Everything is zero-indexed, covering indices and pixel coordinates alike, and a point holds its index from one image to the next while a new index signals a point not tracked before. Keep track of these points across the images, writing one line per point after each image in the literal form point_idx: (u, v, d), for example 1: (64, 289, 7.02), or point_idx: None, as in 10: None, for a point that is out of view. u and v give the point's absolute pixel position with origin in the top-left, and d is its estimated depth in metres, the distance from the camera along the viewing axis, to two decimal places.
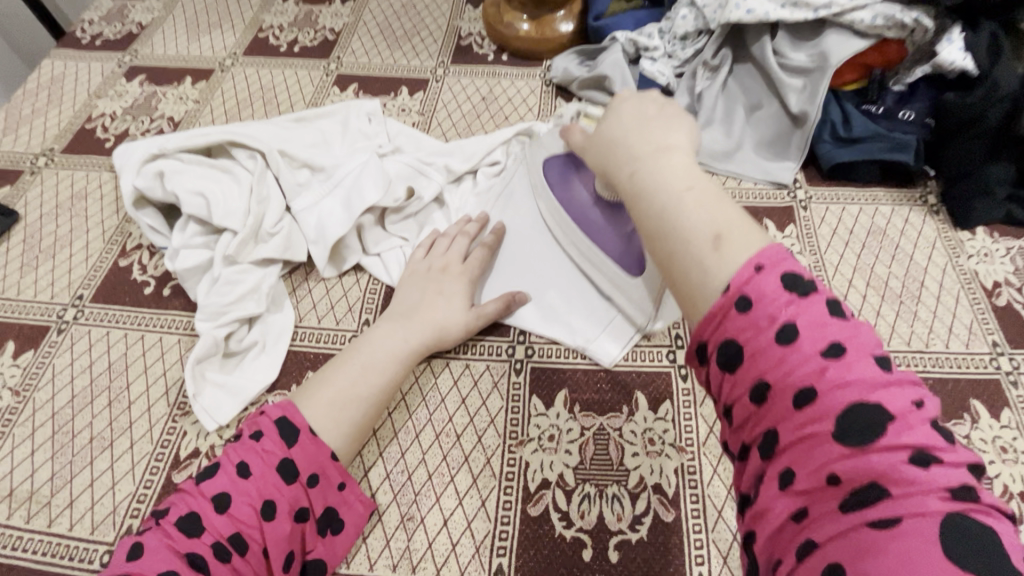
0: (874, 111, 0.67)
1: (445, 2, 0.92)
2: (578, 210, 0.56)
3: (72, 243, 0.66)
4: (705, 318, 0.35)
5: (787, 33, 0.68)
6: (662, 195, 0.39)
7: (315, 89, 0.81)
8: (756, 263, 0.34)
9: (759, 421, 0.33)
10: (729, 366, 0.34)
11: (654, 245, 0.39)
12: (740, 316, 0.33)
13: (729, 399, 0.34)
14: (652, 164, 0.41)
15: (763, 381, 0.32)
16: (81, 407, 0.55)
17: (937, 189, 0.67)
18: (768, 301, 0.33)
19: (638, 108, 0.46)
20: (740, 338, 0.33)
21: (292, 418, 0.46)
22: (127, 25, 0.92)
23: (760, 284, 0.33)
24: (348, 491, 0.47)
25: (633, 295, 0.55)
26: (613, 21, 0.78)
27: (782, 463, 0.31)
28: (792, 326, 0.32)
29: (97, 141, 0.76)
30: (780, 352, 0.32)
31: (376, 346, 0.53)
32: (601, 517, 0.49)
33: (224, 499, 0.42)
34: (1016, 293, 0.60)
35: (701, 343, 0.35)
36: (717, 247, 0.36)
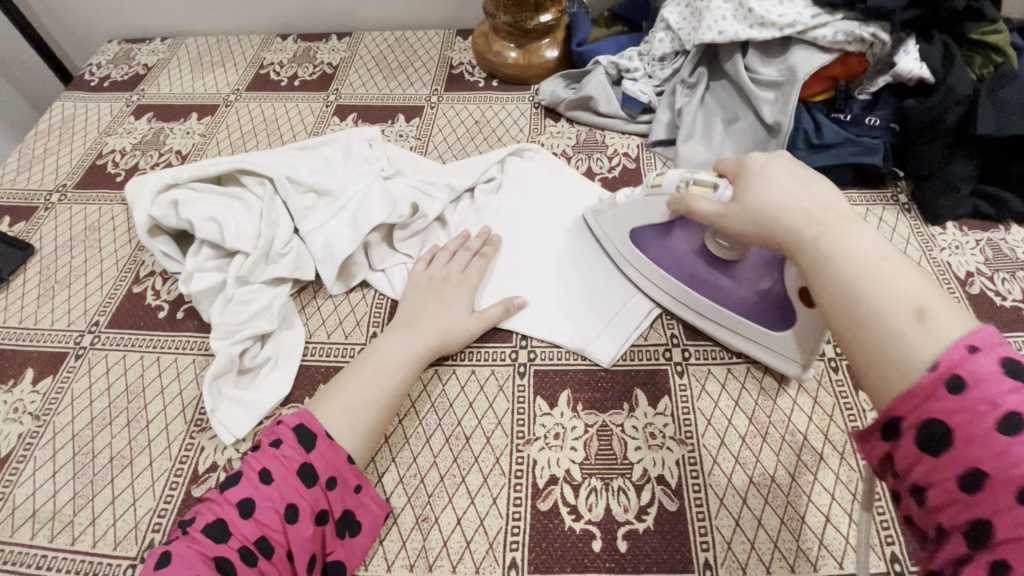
0: (843, 118, 0.71)
1: (436, 36, 0.98)
2: (696, 271, 0.59)
3: (87, 273, 0.69)
4: (902, 394, 0.34)
5: (756, 51, 0.73)
6: (855, 266, 0.39)
7: (316, 120, 0.85)
8: (969, 345, 0.33)
9: (969, 509, 0.30)
10: (931, 446, 0.32)
11: (840, 315, 0.39)
12: (950, 397, 0.31)
13: (924, 481, 0.33)
14: (838, 234, 0.42)
15: (978, 469, 0.30)
16: (101, 428, 0.56)
17: (907, 189, 0.71)
18: (989, 384, 0.31)
19: (785, 175, 0.47)
20: (950, 418, 0.31)
21: (309, 425, 0.49)
22: (133, 67, 0.96)
23: (975, 366, 0.31)
24: (364, 492, 0.49)
25: (776, 345, 0.56)
26: (595, 46, 0.84)
27: (993, 555, 0.29)
28: (1016, 416, 0.30)
29: (108, 176, 0.79)
30: (1003, 441, 0.30)
31: (385, 354, 0.55)
32: (608, 509, 0.51)
33: (248, 504, 0.45)
34: (988, 281, 0.64)
35: (892, 417, 0.34)
36: (922, 322, 0.35)
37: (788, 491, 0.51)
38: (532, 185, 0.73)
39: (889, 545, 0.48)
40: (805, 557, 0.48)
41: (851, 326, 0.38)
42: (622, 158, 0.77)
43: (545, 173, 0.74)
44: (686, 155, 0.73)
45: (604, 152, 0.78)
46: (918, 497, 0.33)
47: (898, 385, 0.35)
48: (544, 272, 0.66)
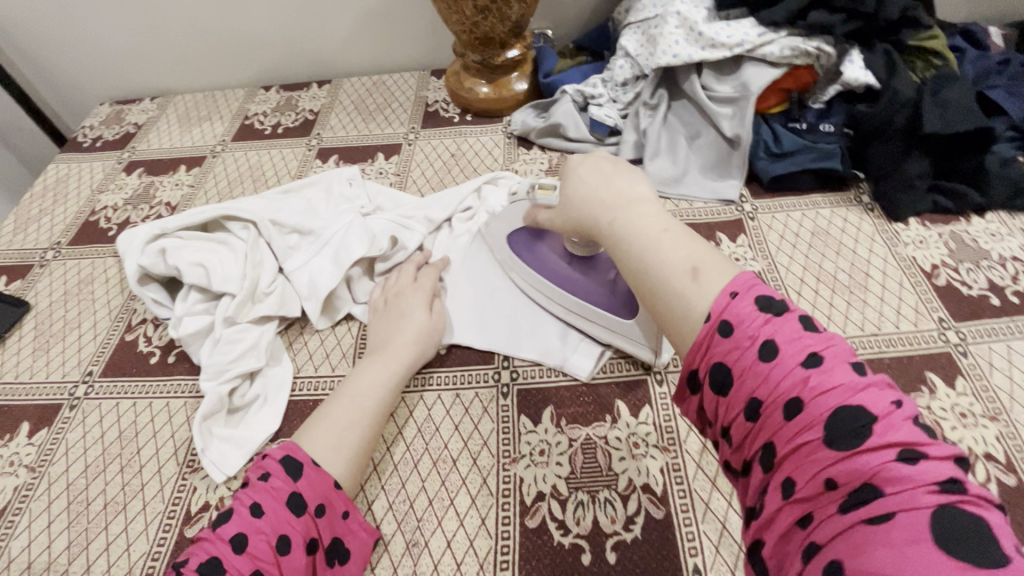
0: (799, 127, 0.74)
1: (411, 77, 1.02)
2: (556, 276, 0.63)
3: (81, 325, 0.71)
4: (693, 346, 0.39)
5: (711, 71, 0.76)
6: (641, 236, 0.46)
7: (299, 163, 0.89)
8: (731, 291, 0.38)
9: (759, 436, 0.35)
10: (721, 389, 0.37)
11: (642, 286, 0.45)
12: (724, 339, 0.37)
13: (728, 422, 0.37)
14: (628, 216, 0.48)
15: (755, 398, 0.35)
16: (95, 475, 0.57)
17: (869, 190, 0.74)
18: (746, 323, 0.36)
19: (597, 165, 0.54)
20: (727, 359, 0.36)
21: (294, 455, 0.49)
22: (125, 126, 1.01)
23: (737, 308, 0.37)
24: (352, 518, 0.50)
25: (633, 336, 0.59)
26: (561, 76, 0.88)
27: (780, 473, 0.33)
28: (772, 343, 0.35)
29: (101, 230, 0.82)
30: (765, 369, 0.35)
31: (363, 381, 0.57)
32: (596, 521, 0.51)
33: (241, 539, 0.44)
34: (953, 272, 0.65)
35: (693, 370, 0.39)
36: (696, 279, 0.41)
37: None
38: None
39: None
40: None
41: (655, 297, 0.43)
42: None
43: None
44: (654, 173, 0.76)
45: None
46: (726, 438, 0.37)
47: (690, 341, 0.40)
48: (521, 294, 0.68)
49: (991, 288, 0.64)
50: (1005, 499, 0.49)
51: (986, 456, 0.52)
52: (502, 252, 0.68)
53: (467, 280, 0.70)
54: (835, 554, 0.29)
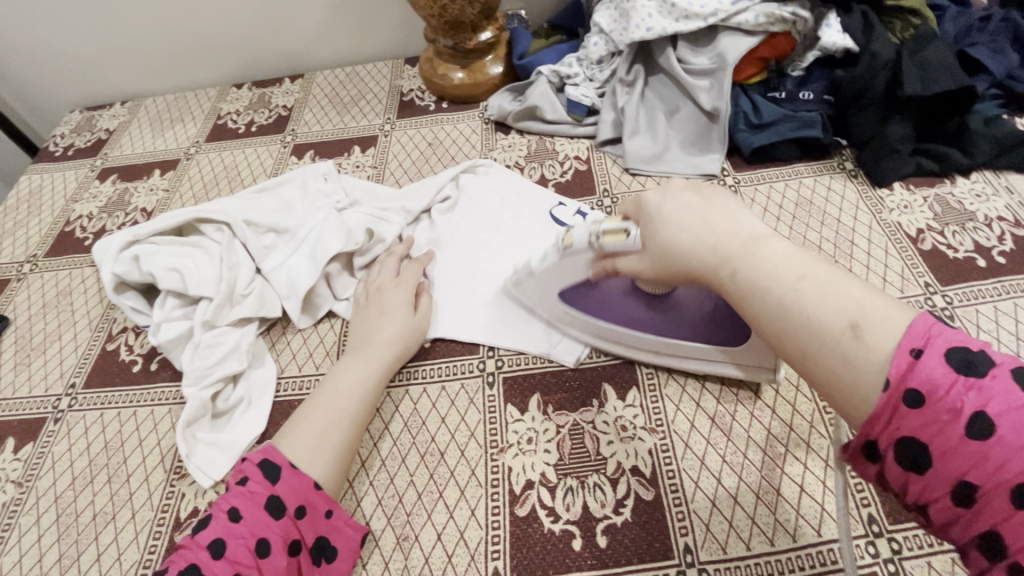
0: (779, 96, 0.73)
1: (385, 66, 1.00)
2: (633, 318, 0.57)
3: (61, 337, 0.70)
4: (870, 417, 0.33)
5: (686, 43, 0.75)
6: (776, 288, 0.38)
7: (274, 161, 0.87)
8: (910, 352, 0.32)
9: (973, 520, 0.29)
10: (916, 465, 0.31)
11: (784, 342, 0.38)
12: (914, 412, 0.31)
13: (922, 500, 0.31)
14: (751, 261, 0.40)
15: (964, 480, 0.29)
16: (83, 487, 0.57)
17: (852, 156, 0.73)
18: (947, 392, 0.30)
19: (680, 202, 0.46)
20: (921, 435, 0.30)
21: (271, 458, 0.50)
22: (96, 133, 0.99)
23: (925, 373, 0.31)
24: (336, 517, 0.50)
25: (742, 359, 0.54)
26: (536, 58, 0.86)
27: (1009, 559, 0.28)
28: (982, 415, 0.29)
29: (77, 240, 0.81)
30: (974, 446, 0.29)
31: (342, 380, 0.56)
32: (585, 505, 0.51)
33: (220, 545, 0.44)
34: (939, 236, 0.65)
35: (871, 442, 0.33)
36: (859, 336, 0.34)
37: (761, 465, 0.51)
38: (485, 199, 0.74)
39: (866, 508, 0.48)
40: (784, 530, 0.48)
41: (807, 356, 0.36)
42: (573, 161, 0.79)
43: (498, 185, 0.76)
44: (633, 151, 0.75)
45: (555, 158, 0.80)
46: (924, 515, 0.32)
47: (864, 415, 0.33)
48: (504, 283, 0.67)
49: (978, 249, 0.63)
50: None
51: None
52: (551, 311, 0.61)
53: (451, 271, 0.69)
54: None
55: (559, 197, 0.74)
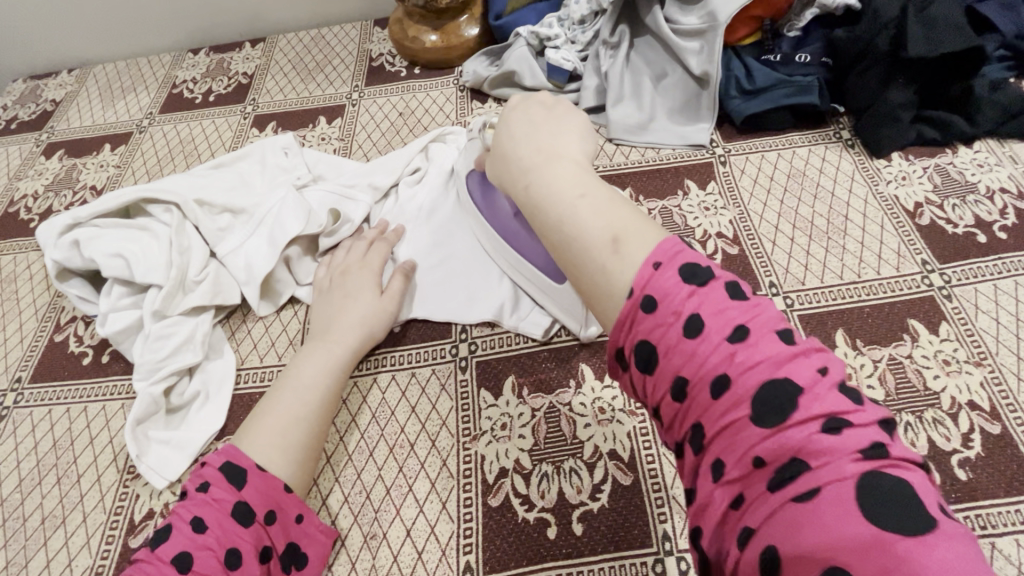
0: (772, 60, 0.68)
1: (353, 29, 0.93)
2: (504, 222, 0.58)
3: (6, 328, 0.65)
4: (616, 324, 0.33)
5: (675, 1, 0.69)
6: (556, 202, 0.38)
7: (234, 134, 0.81)
8: (653, 261, 0.33)
9: (685, 418, 0.30)
10: (646, 366, 0.32)
11: (557, 255, 0.38)
12: (648, 316, 0.31)
13: (654, 402, 0.32)
14: (546, 175, 0.40)
15: (680, 378, 0.30)
16: (30, 489, 0.54)
17: (850, 123, 0.68)
18: (672, 297, 0.31)
19: (526, 117, 0.46)
20: (651, 337, 0.31)
21: (236, 460, 0.46)
22: (41, 104, 0.92)
23: (661, 281, 0.32)
24: (306, 521, 0.47)
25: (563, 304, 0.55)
26: (514, 17, 0.79)
27: (708, 455, 0.29)
28: (697, 317, 0.30)
29: (22, 222, 0.75)
30: (690, 346, 0.30)
31: (306, 371, 0.53)
32: (561, 493, 0.48)
33: (185, 559, 0.41)
34: (938, 210, 0.61)
35: (618, 348, 0.33)
36: (617, 249, 0.34)
37: None
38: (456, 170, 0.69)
39: None
40: None
41: (574, 267, 0.36)
42: None
43: None
44: (618, 119, 0.70)
45: None
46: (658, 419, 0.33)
47: (613, 322, 0.33)
48: (472, 256, 0.63)
49: (978, 224, 0.59)
50: (989, 449, 0.47)
51: (970, 405, 0.50)
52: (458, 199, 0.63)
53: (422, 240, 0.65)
54: (770, 536, 0.26)
55: None
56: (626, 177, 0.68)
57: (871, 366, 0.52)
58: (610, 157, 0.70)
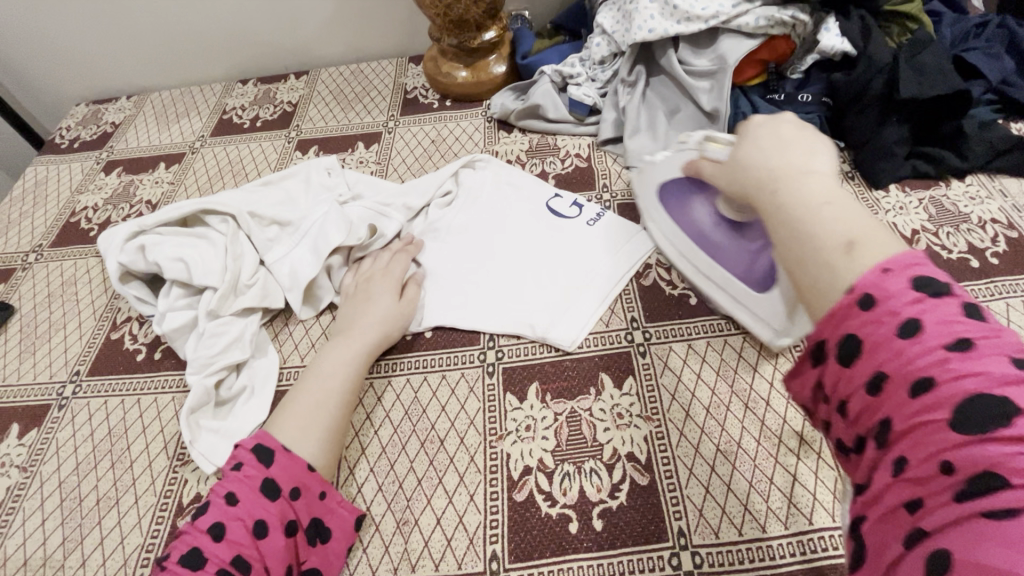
0: (778, 98, 0.74)
1: (389, 64, 1.01)
2: (694, 231, 0.55)
3: (66, 326, 0.71)
4: (824, 316, 0.32)
5: (687, 45, 0.75)
6: (800, 199, 0.35)
7: (279, 156, 0.88)
8: (883, 266, 0.31)
9: (874, 412, 0.30)
10: (846, 363, 0.31)
11: (778, 244, 0.36)
12: (863, 314, 0.30)
13: (842, 395, 0.32)
14: (787, 171, 0.37)
15: (880, 373, 0.29)
16: (86, 472, 0.58)
17: (849, 158, 0.74)
18: (895, 298, 0.29)
19: (773, 131, 0.40)
20: (860, 335, 0.30)
21: (265, 442, 0.50)
22: (102, 126, 1.00)
23: (886, 283, 0.30)
24: (329, 497, 0.50)
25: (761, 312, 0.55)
26: (539, 57, 0.87)
27: (892, 452, 0.29)
28: (915, 322, 0.29)
29: (83, 231, 0.81)
30: (903, 346, 0.28)
31: (328, 363, 0.58)
32: (582, 491, 0.52)
33: (218, 528, 0.45)
34: (933, 237, 0.66)
35: (815, 341, 0.33)
36: (850, 254, 0.32)
37: (755, 454, 0.52)
38: (484, 195, 0.75)
39: None
40: (776, 517, 0.48)
41: (787, 257, 0.35)
42: (574, 158, 0.80)
43: (496, 179, 0.77)
44: (634, 149, 0.76)
45: (557, 154, 0.81)
46: (841, 415, 0.32)
47: (822, 314, 0.32)
48: (494, 270, 0.68)
49: (971, 250, 0.64)
50: None
51: None
52: (640, 202, 0.64)
53: (445, 258, 0.70)
54: (944, 542, 0.25)
55: (556, 189, 0.75)
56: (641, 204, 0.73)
57: None
58: (626, 183, 0.76)
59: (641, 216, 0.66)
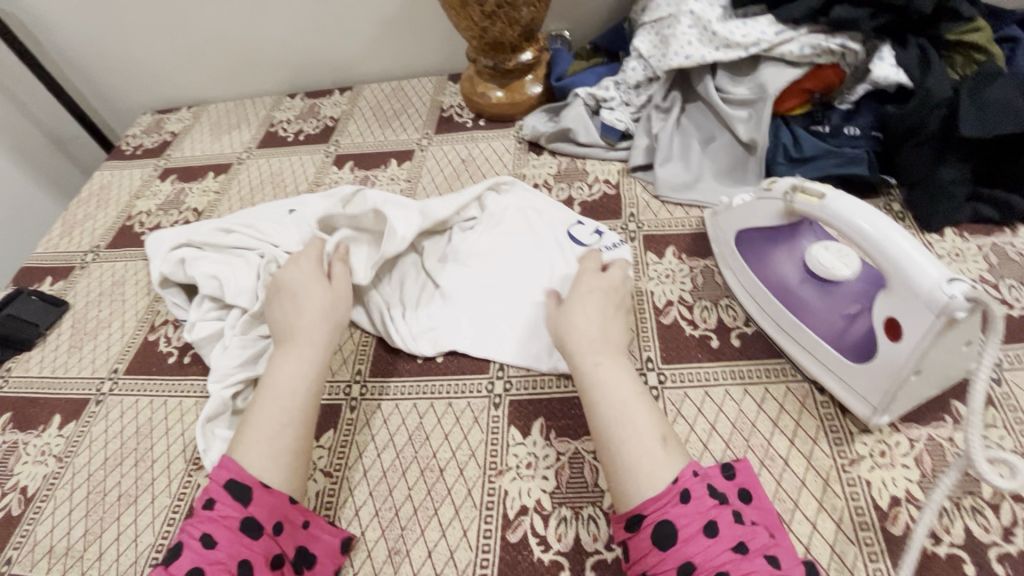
0: (822, 131, 0.69)
1: (429, 82, 1.03)
2: (782, 286, 0.57)
3: (111, 324, 0.76)
4: (651, 498, 0.42)
5: (726, 72, 0.72)
6: (618, 396, 0.49)
7: (317, 170, 0.91)
8: (692, 469, 0.43)
9: None
10: (661, 543, 0.40)
11: (604, 429, 0.47)
12: (681, 505, 0.41)
13: (654, 572, 0.40)
14: (610, 367, 0.51)
15: (689, 562, 0.39)
16: (112, 468, 0.61)
17: (901, 196, 0.68)
18: (701, 499, 0.41)
19: (600, 305, 0.57)
20: (676, 521, 0.41)
21: (240, 478, 0.47)
22: (163, 135, 1.07)
23: (698, 486, 0.42)
24: (310, 524, 0.50)
25: (855, 383, 0.51)
26: (573, 80, 0.86)
27: None
28: (714, 523, 0.40)
29: (135, 235, 0.87)
30: (704, 540, 0.39)
31: (281, 378, 0.54)
32: (577, 538, 0.50)
33: (195, 573, 0.42)
34: (993, 289, 0.59)
35: (638, 512, 0.42)
36: (664, 446, 0.46)
37: None
38: (507, 221, 0.74)
39: None
40: None
41: (610, 444, 0.47)
42: (602, 184, 0.78)
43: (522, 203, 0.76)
44: (664, 178, 0.74)
45: (585, 180, 0.79)
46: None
47: (648, 493, 0.43)
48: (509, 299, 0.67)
49: None
50: None
51: (1015, 496, 0.47)
52: (725, 248, 0.64)
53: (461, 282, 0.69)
54: None
55: (580, 218, 0.74)
56: (668, 236, 0.71)
57: (907, 445, 0.51)
58: (654, 214, 0.73)
59: (722, 261, 0.65)
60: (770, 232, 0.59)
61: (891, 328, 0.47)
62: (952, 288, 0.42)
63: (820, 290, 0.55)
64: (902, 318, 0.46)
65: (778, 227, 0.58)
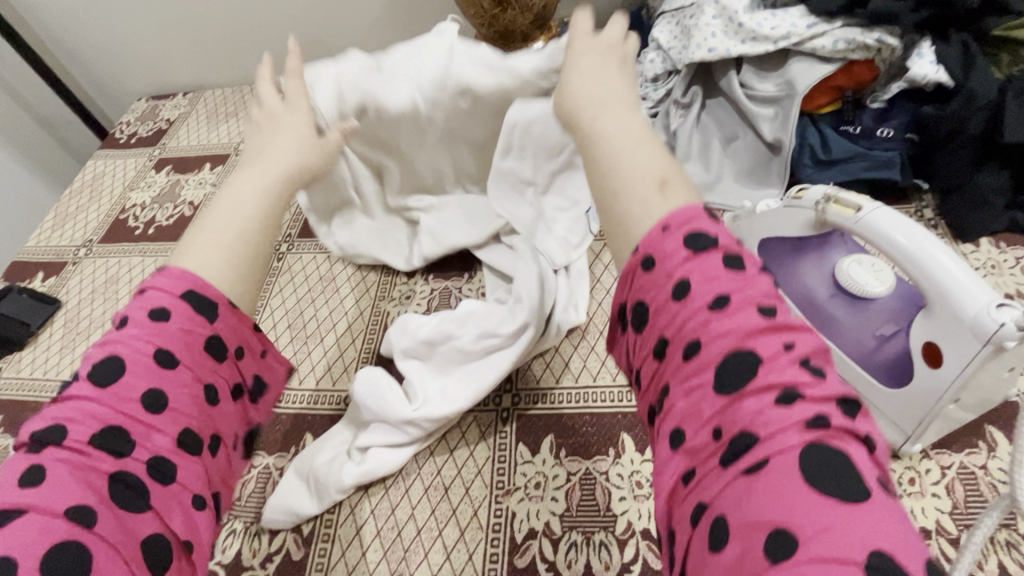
0: (852, 131, 0.65)
1: None
2: (810, 302, 0.54)
3: (104, 325, 0.73)
4: (622, 274, 0.30)
5: (752, 66, 0.68)
6: (616, 141, 0.32)
7: None
8: (665, 224, 0.28)
9: (668, 428, 0.26)
10: (655, 350, 0.28)
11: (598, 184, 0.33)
12: (646, 273, 0.28)
13: (648, 404, 0.29)
14: (610, 120, 0.34)
15: (666, 336, 0.27)
16: None
17: (934, 203, 0.65)
18: (670, 257, 0.27)
19: (601, 64, 0.37)
20: (670, 329, 0.27)
21: (199, 288, 0.33)
22: (158, 122, 1.03)
23: (666, 253, 0.28)
24: (269, 356, 0.39)
25: (890, 411, 0.49)
26: None
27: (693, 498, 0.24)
28: (687, 282, 0.27)
29: (129, 229, 0.84)
30: (708, 325, 0.26)
31: (234, 194, 0.38)
32: (589, 566, 0.48)
33: (93, 401, 0.30)
34: None
35: (620, 305, 0.31)
36: (664, 191, 0.30)
37: None
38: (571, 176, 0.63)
39: None
40: None
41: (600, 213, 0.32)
42: None
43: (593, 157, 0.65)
44: None
45: None
46: (637, 385, 0.30)
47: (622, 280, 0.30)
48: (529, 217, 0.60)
49: None
50: None
51: None
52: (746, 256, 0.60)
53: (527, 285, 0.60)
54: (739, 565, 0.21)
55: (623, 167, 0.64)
56: None
57: (938, 473, 0.48)
58: None
59: None
60: (797, 243, 0.56)
61: (931, 355, 0.44)
62: (1001, 315, 0.39)
63: (851, 308, 0.52)
64: (942, 344, 0.43)
65: (808, 238, 0.55)
